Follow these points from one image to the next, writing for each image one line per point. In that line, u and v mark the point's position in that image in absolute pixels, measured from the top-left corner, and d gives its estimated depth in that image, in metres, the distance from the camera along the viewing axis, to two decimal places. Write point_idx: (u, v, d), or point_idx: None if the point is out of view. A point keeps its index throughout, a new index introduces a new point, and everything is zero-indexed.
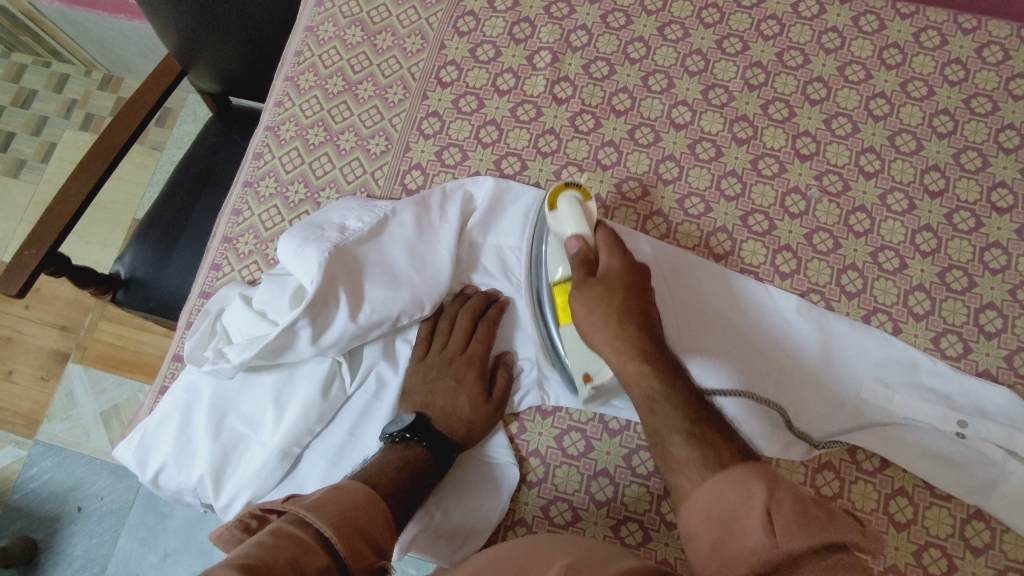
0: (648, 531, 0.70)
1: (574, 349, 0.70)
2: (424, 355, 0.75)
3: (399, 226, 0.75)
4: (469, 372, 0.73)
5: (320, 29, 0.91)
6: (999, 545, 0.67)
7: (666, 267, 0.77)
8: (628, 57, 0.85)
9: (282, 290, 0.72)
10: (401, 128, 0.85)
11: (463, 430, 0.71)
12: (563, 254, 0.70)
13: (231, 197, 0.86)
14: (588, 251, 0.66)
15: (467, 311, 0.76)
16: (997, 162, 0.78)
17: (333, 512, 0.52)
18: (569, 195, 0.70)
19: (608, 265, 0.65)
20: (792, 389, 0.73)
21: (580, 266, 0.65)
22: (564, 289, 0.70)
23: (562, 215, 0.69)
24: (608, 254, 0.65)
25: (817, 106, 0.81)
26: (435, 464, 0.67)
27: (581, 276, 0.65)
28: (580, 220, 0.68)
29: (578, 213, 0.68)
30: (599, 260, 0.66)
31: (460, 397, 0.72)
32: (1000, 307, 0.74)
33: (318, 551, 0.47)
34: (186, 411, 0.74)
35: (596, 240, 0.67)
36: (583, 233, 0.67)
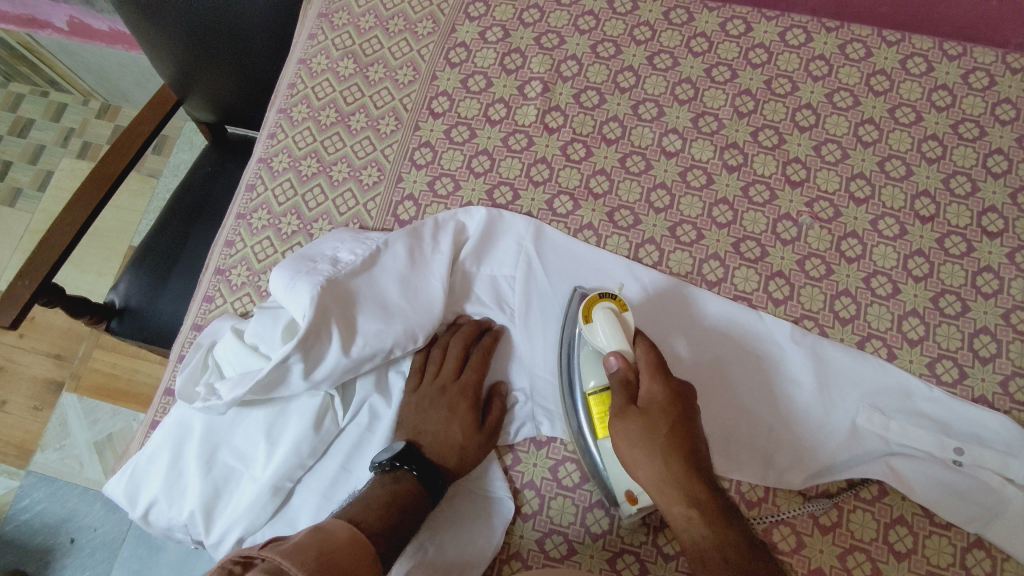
0: (645, 563, 0.69)
1: (614, 470, 0.67)
2: (417, 385, 0.74)
3: (392, 258, 0.75)
4: (462, 401, 0.72)
5: (313, 61, 0.92)
6: (1000, 574, 0.66)
7: (703, 372, 0.74)
8: (618, 86, 0.86)
9: (274, 322, 0.72)
10: (394, 158, 0.86)
11: (456, 458, 0.70)
12: (598, 365, 0.69)
13: (224, 229, 0.86)
14: (627, 370, 0.64)
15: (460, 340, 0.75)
16: (986, 186, 0.78)
17: (314, 554, 0.50)
18: (605, 305, 0.68)
19: (649, 395, 0.62)
20: (790, 426, 0.72)
21: (620, 390, 0.63)
22: (602, 400, 0.68)
23: (599, 329, 0.67)
24: (650, 380, 0.63)
25: (806, 133, 0.82)
26: (427, 493, 0.66)
27: (622, 398, 0.63)
28: (619, 336, 0.66)
29: (616, 325, 0.66)
30: (640, 386, 0.63)
31: (452, 425, 0.71)
32: (993, 332, 0.73)
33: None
34: (177, 446, 0.74)
35: (636, 356, 0.65)
36: (623, 350, 0.65)
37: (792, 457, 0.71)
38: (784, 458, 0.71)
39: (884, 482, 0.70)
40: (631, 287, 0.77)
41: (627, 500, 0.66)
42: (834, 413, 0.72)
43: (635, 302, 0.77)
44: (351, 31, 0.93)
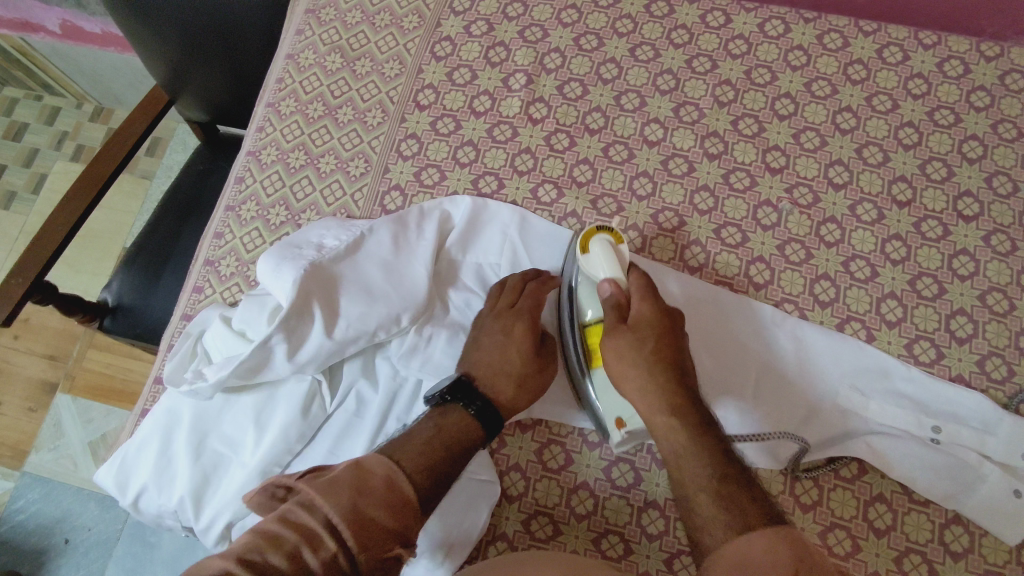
0: (629, 543, 0.70)
1: (607, 398, 0.70)
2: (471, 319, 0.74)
3: (376, 244, 0.76)
4: (518, 324, 0.71)
5: (300, 56, 0.93)
6: (978, 550, 0.67)
7: (692, 310, 0.76)
8: (601, 78, 0.87)
9: (260, 308, 0.73)
10: (380, 150, 0.87)
11: (512, 388, 0.70)
12: (592, 293, 0.71)
13: (213, 221, 0.87)
14: (620, 294, 0.67)
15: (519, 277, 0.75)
16: (961, 171, 0.80)
17: (344, 490, 0.53)
18: (603, 237, 0.70)
19: (639, 315, 0.65)
20: (776, 399, 0.73)
21: (612, 312, 0.66)
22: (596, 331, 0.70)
23: (595, 258, 0.69)
24: (640, 301, 0.66)
25: (785, 121, 0.83)
26: (481, 431, 0.66)
27: (613, 318, 0.66)
28: (613, 264, 0.68)
29: (610, 254, 0.69)
30: (631, 308, 0.66)
31: (506, 352, 0.70)
32: (970, 313, 0.75)
33: (321, 540, 0.50)
34: (167, 434, 0.75)
35: (629, 282, 0.68)
36: (616, 277, 0.68)
37: (778, 434, 0.72)
38: (770, 433, 0.72)
39: (864, 461, 0.71)
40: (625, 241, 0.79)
41: (615, 426, 0.69)
42: (812, 393, 0.73)
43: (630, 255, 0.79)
44: (339, 26, 0.94)
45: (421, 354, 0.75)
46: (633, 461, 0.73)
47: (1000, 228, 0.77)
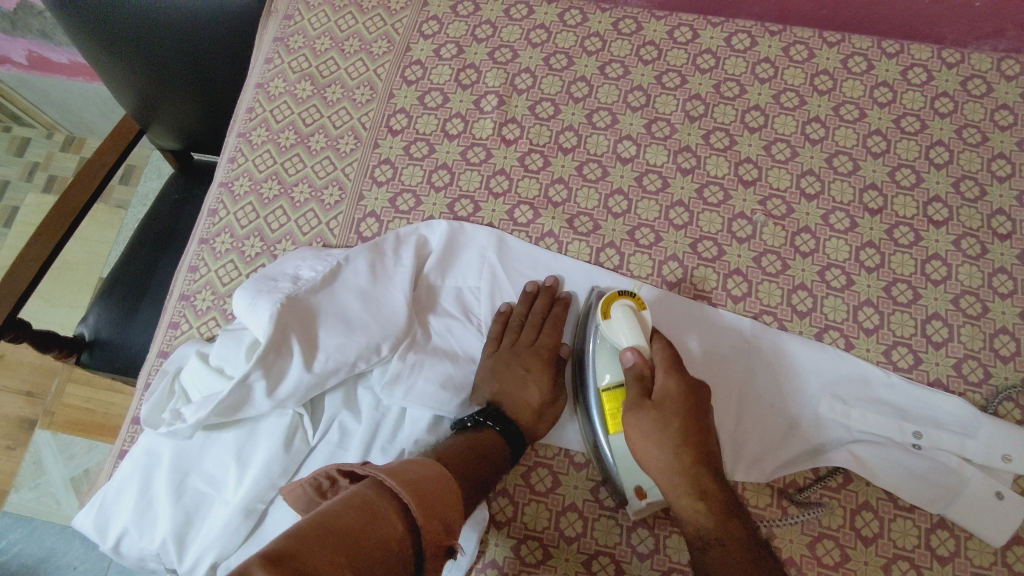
0: (619, 564, 0.69)
1: (626, 467, 0.68)
2: (494, 349, 0.76)
3: (353, 273, 0.76)
4: (535, 362, 0.75)
5: (270, 85, 0.93)
6: (965, 553, 0.68)
7: (715, 369, 0.75)
8: (572, 97, 0.88)
9: (237, 344, 0.72)
10: (354, 176, 0.86)
11: (534, 416, 0.72)
12: (614, 362, 0.69)
13: (187, 255, 0.86)
14: (643, 366, 0.64)
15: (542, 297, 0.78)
16: (930, 177, 0.81)
17: (413, 478, 0.53)
18: (623, 301, 0.68)
19: (664, 390, 0.63)
20: (762, 406, 0.74)
21: (635, 385, 0.64)
22: (615, 394, 0.68)
23: (616, 324, 0.67)
24: (665, 376, 0.64)
25: (756, 133, 0.84)
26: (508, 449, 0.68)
27: (637, 391, 0.64)
28: (636, 332, 0.66)
29: (634, 322, 0.66)
30: (655, 382, 0.64)
31: (529, 382, 0.73)
32: (945, 317, 0.76)
33: (392, 518, 0.49)
34: (146, 475, 0.73)
35: (652, 353, 0.65)
36: (639, 345, 0.65)
37: (764, 443, 0.73)
38: (757, 443, 0.73)
39: (848, 470, 0.71)
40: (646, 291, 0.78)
41: (636, 495, 0.68)
42: (793, 406, 0.74)
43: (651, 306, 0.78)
44: (308, 53, 0.94)
45: (405, 382, 0.73)
46: None
47: (969, 231, 0.79)
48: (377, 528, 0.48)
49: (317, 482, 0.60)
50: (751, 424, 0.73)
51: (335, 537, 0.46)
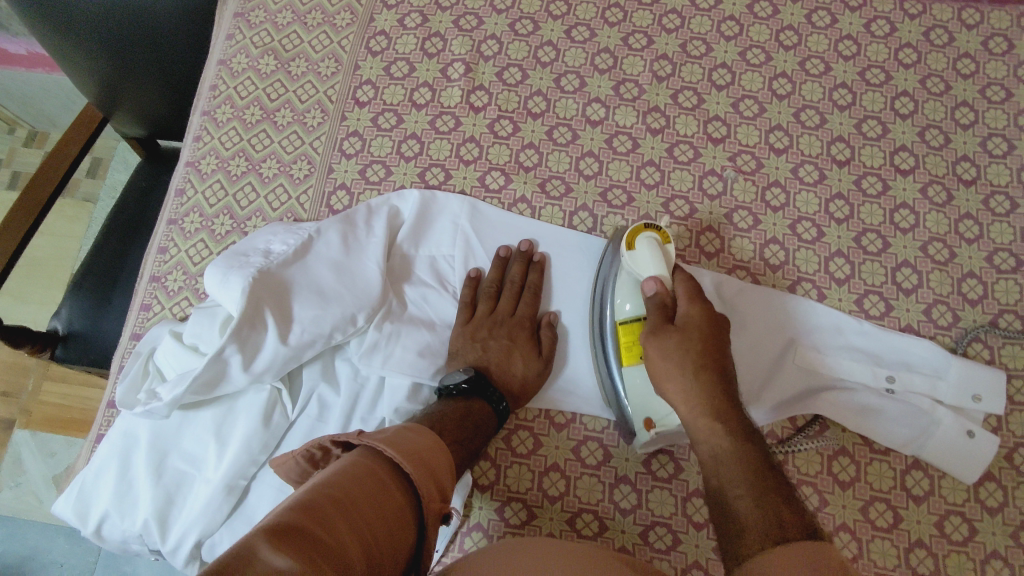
0: (603, 520, 0.70)
1: (638, 398, 0.68)
2: (469, 317, 0.77)
3: (325, 245, 0.75)
4: (520, 331, 0.75)
5: (233, 61, 0.91)
6: (939, 491, 0.69)
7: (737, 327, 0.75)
8: (539, 62, 0.87)
9: (211, 320, 0.72)
10: (322, 150, 0.86)
11: (518, 385, 0.73)
12: (635, 293, 0.69)
13: (155, 236, 0.85)
14: (665, 295, 0.65)
15: (517, 261, 0.78)
16: (896, 128, 0.82)
17: (408, 449, 0.52)
18: (649, 234, 0.69)
19: (687, 316, 0.63)
20: (767, 348, 0.74)
21: (656, 313, 0.64)
22: (633, 328, 0.68)
23: (641, 256, 0.68)
24: (688, 304, 0.63)
25: (723, 91, 0.84)
26: (493, 418, 0.69)
27: (657, 318, 0.64)
28: (659, 262, 0.67)
29: (658, 253, 0.67)
30: (677, 309, 0.64)
31: (514, 354, 0.74)
32: (914, 264, 0.77)
33: (393, 489, 0.48)
34: (125, 457, 0.72)
35: (674, 282, 0.66)
36: (660, 275, 0.66)
37: (766, 380, 0.74)
38: (763, 378, 0.74)
39: (826, 417, 0.72)
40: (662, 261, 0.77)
41: (645, 427, 0.68)
42: (773, 349, 0.74)
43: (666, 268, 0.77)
44: (269, 27, 0.92)
45: (382, 351, 0.73)
46: (602, 438, 0.74)
47: (935, 179, 0.80)
48: (383, 499, 0.47)
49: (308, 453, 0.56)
50: (758, 361, 0.74)
51: (343, 506, 0.44)
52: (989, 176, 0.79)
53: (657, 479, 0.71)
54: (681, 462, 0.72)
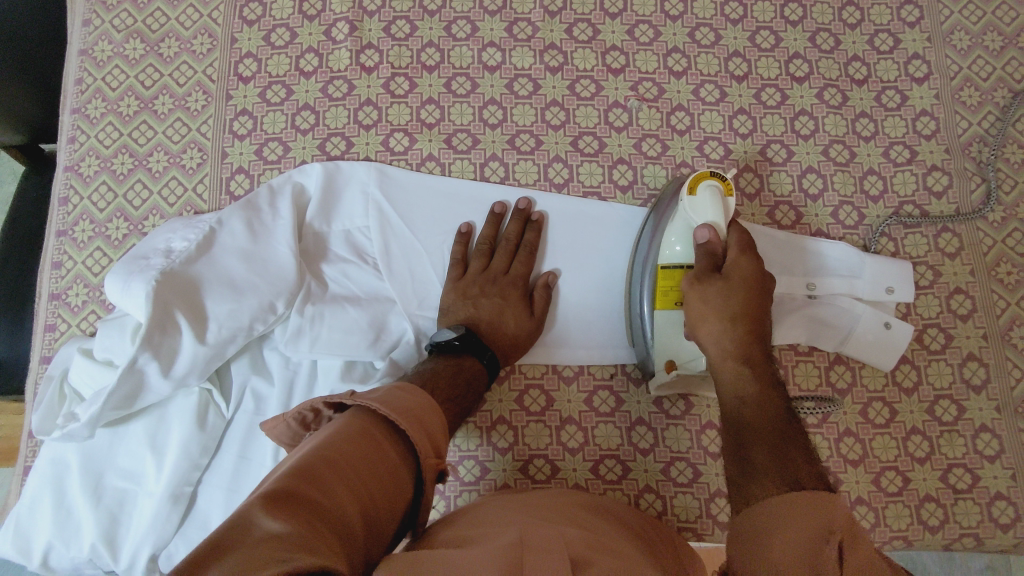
0: (554, 462, 0.72)
1: (664, 340, 0.69)
2: (461, 275, 0.75)
3: (229, 235, 0.72)
4: (512, 289, 0.74)
5: (95, 50, 0.84)
6: (860, 382, 0.74)
7: None
8: (426, 10, 0.83)
9: (121, 331, 0.68)
10: (212, 135, 0.81)
11: (509, 341, 0.72)
12: (687, 237, 0.68)
13: (46, 251, 0.79)
14: (716, 244, 0.65)
15: (514, 219, 0.77)
16: (788, 35, 0.82)
17: (401, 407, 0.52)
18: (711, 182, 0.67)
19: (735, 266, 0.64)
20: None
21: (704, 261, 0.65)
22: (674, 274, 0.68)
23: (700, 203, 0.67)
24: (738, 256, 0.64)
25: (617, 19, 0.83)
26: (485, 375, 0.68)
27: (704, 267, 0.65)
28: (718, 213, 0.66)
29: (720, 205, 0.66)
30: (725, 259, 0.65)
31: (506, 312, 0.73)
32: (818, 169, 0.79)
33: (388, 450, 0.49)
34: (59, 484, 0.70)
35: (726, 236, 0.66)
36: (715, 223, 0.66)
37: None
38: None
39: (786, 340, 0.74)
40: (583, 208, 0.78)
41: (665, 367, 0.69)
42: None
43: (588, 214, 0.78)
44: (129, 8, 0.85)
45: (308, 335, 0.71)
46: (543, 385, 0.75)
47: (830, 82, 0.81)
48: (376, 459, 0.48)
49: (299, 416, 0.56)
50: None
51: (338, 469, 0.45)
52: (879, 73, 0.81)
53: (600, 414, 0.74)
54: (621, 394, 0.74)
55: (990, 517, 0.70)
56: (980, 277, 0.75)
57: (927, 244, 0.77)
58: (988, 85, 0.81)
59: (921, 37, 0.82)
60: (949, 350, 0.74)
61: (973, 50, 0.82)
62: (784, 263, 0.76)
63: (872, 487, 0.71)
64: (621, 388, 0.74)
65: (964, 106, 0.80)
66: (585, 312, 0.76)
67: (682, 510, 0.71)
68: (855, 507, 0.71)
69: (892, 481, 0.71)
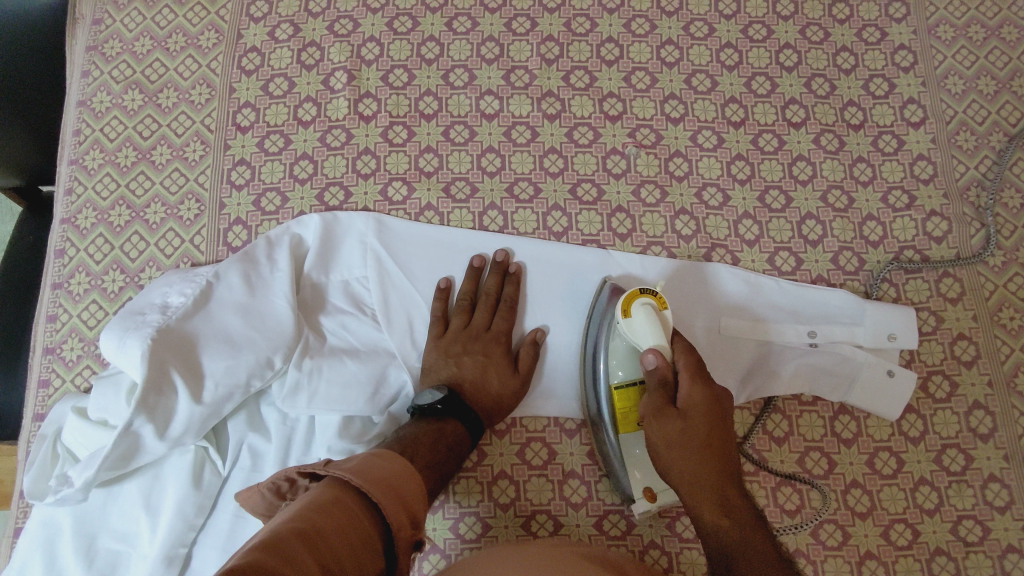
0: (557, 517, 0.71)
1: (636, 468, 0.68)
2: (441, 333, 0.74)
3: (226, 289, 0.71)
4: (494, 347, 0.74)
5: (93, 101, 0.84)
6: (866, 431, 0.73)
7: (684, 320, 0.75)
8: (424, 59, 0.84)
9: (116, 390, 0.67)
10: (210, 185, 0.81)
11: (493, 400, 0.72)
12: (631, 357, 0.67)
13: (41, 304, 0.78)
14: (665, 369, 0.62)
15: (493, 273, 0.76)
16: (783, 81, 0.83)
17: (377, 478, 0.50)
18: (645, 300, 0.65)
19: (689, 400, 0.60)
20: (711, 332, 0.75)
21: (656, 391, 0.61)
22: (628, 394, 0.66)
23: (638, 324, 0.64)
24: (691, 385, 0.61)
25: (614, 66, 0.83)
26: (467, 437, 0.67)
27: (659, 398, 0.61)
28: (658, 332, 0.63)
29: (656, 322, 0.64)
30: (678, 389, 0.61)
31: (489, 371, 0.72)
32: (817, 216, 0.79)
33: (361, 519, 0.46)
34: (50, 547, 0.68)
35: (672, 356, 0.63)
36: (659, 346, 0.63)
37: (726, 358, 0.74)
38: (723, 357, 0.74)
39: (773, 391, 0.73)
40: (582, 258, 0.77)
41: (646, 498, 0.67)
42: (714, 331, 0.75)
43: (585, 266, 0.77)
44: (128, 58, 0.85)
45: (306, 390, 0.71)
46: (544, 437, 0.73)
47: (826, 127, 0.81)
48: (348, 533, 0.44)
49: (274, 485, 0.54)
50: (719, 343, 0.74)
51: (306, 541, 0.42)
52: (876, 117, 0.82)
53: (603, 467, 0.72)
54: None
55: (1003, 571, 0.69)
56: (983, 323, 0.75)
57: (929, 290, 0.76)
58: (983, 129, 0.81)
59: (916, 81, 0.83)
60: (954, 398, 0.73)
61: (967, 94, 0.82)
62: (748, 314, 0.75)
63: (881, 540, 0.70)
64: None
65: (961, 151, 0.80)
66: (575, 367, 0.75)
67: (688, 566, 0.70)
68: (864, 562, 0.69)
69: (902, 534, 0.70)
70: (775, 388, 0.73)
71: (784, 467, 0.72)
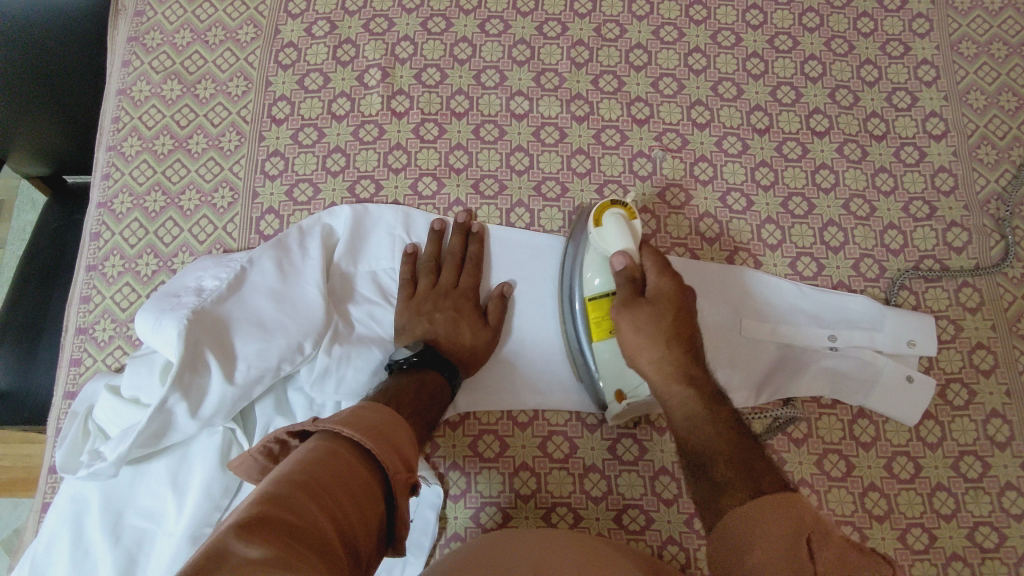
0: (577, 511, 0.72)
1: (606, 371, 0.70)
2: (412, 294, 0.76)
3: (259, 275, 0.73)
4: (464, 303, 0.75)
5: (133, 90, 0.86)
6: (884, 435, 0.74)
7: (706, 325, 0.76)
8: (456, 59, 0.86)
9: (150, 369, 0.68)
10: (244, 175, 0.82)
11: (468, 352, 0.73)
12: (604, 267, 0.69)
13: (75, 285, 0.80)
14: (634, 269, 0.66)
15: (455, 234, 0.79)
16: (808, 91, 0.84)
17: (367, 428, 0.50)
18: (615, 211, 0.69)
19: (656, 289, 0.64)
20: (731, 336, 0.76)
21: (625, 286, 0.65)
22: (601, 301, 0.69)
23: (608, 232, 0.68)
24: (658, 276, 0.65)
25: (641, 72, 0.85)
26: (447, 386, 0.68)
27: (629, 293, 0.65)
28: (627, 238, 0.67)
29: (625, 228, 0.67)
30: (646, 282, 0.65)
31: (461, 324, 0.74)
32: (840, 223, 0.80)
33: (359, 469, 0.46)
34: (79, 521, 0.69)
35: (640, 258, 0.67)
36: (628, 249, 0.66)
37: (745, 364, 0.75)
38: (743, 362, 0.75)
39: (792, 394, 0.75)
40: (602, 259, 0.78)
41: (615, 399, 0.70)
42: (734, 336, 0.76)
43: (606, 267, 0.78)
44: (168, 50, 0.87)
45: (334, 376, 0.72)
46: (566, 431, 0.74)
47: (849, 137, 0.83)
48: (348, 482, 0.45)
49: (265, 448, 0.52)
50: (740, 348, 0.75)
51: (311, 491, 0.42)
52: (898, 129, 0.83)
53: (623, 463, 0.73)
54: (644, 443, 0.74)
55: None
56: (1001, 333, 0.76)
57: (949, 298, 0.77)
58: (1004, 143, 0.82)
59: (938, 96, 0.84)
60: (972, 407, 0.74)
61: (989, 109, 0.84)
62: (769, 317, 0.76)
63: (898, 544, 0.70)
64: (643, 437, 0.74)
65: (982, 164, 0.82)
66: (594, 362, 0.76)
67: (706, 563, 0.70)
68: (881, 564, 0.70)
69: (919, 538, 0.70)
70: (793, 391, 0.74)
71: (804, 469, 0.72)
